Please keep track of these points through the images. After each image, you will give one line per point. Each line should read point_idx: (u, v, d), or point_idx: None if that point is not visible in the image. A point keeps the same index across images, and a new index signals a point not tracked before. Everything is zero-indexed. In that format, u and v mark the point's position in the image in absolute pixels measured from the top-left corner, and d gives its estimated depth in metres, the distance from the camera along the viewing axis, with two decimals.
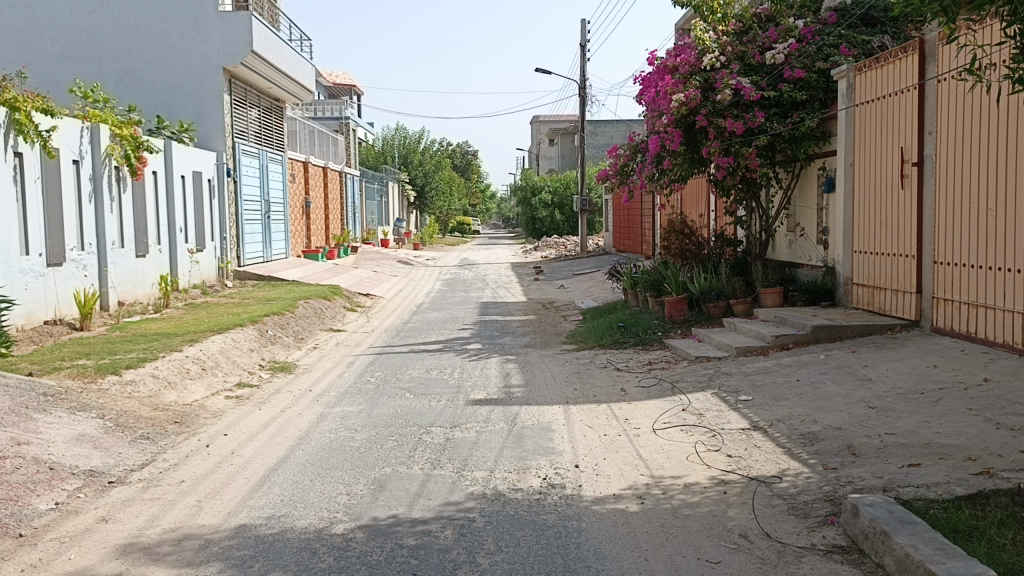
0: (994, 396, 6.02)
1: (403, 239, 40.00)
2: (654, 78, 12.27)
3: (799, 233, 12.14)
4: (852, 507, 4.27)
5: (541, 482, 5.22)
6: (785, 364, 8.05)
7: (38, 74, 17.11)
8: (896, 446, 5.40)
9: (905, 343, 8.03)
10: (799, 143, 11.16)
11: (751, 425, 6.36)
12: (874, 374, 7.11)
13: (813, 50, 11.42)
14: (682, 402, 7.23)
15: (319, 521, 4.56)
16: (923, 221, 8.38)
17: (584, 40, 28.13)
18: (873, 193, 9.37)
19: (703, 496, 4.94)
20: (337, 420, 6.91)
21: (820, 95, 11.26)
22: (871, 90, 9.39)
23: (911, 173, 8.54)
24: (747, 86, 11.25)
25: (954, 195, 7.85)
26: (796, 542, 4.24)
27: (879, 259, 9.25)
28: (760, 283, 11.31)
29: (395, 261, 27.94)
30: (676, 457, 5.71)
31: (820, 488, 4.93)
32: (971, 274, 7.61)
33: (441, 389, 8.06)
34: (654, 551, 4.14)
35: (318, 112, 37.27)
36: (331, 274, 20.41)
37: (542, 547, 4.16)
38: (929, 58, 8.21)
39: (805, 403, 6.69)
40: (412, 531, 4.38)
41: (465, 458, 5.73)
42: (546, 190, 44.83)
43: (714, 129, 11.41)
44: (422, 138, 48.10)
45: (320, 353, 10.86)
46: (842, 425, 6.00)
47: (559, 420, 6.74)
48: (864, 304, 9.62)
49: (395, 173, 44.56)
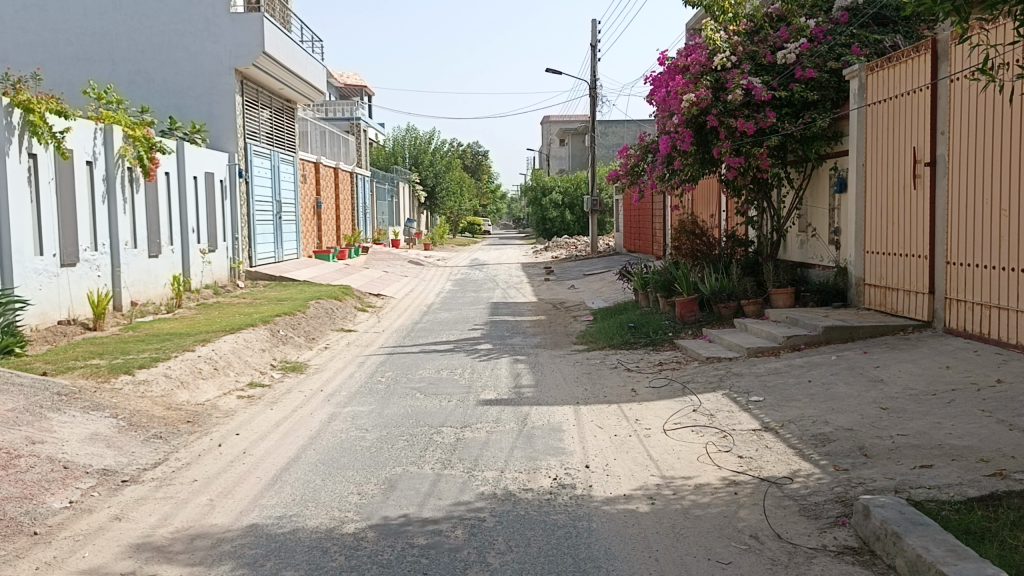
0: (1006, 397, 5.98)
1: (412, 240, 40.06)
2: (664, 78, 12.27)
3: (810, 234, 12.11)
4: (863, 508, 4.26)
5: (552, 482, 5.22)
6: (796, 365, 8.03)
7: (52, 76, 17.22)
8: (908, 447, 5.38)
9: (917, 344, 7.99)
10: (811, 144, 11.13)
11: (761, 426, 6.34)
12: (885, 375, 7.08)
13: (824, 49, 11.34)
14: (693, 403, 7.22)
15: (330, 520, 4.58)
16: (935, 221, 8.34)
17: (595, 41, 28.12)
18: (885, 193, 9.33)
19: (714, 497, 4.94)
20: (347, 420, 6.93)
21: (831, 94, 11.20)
22: (883, 89, 9.34)
23: (923, 173, 8.51)
24: (757, 86, 11.19)
25: (967, 195, 7.81)
26: (807, 543, 4.23)
27: (891, 260, 9.20)
28: (772, 283, 11.26)
29: (406, 261, 27.98)
30: (686, 458, 5.70)
31: (831, 489, 4.92)
32: (983, 275, 7.58)
33: (451, 389, 8.08)
34: (665, 551, 4.14)
35: (331, 113, 37.40)
36: (341, 274, 20.47)
37: (551, 547, 4.16)
38: (942, 58, 8.16)
39: (816, 404, 6.67)
40: (422, 531, 4.40)
41: (475, 458, 5.74)
42: (556, 190, 44.73)
43: (724, 129, 11.37)
44: (432, 138, 48.16)
45: (330, 353, 10.89)
46: (853, 426, 5.98)
47: (570, 420, 6.75)
48: (876, 304, 9.58)
49: (405, 174, 44.60)
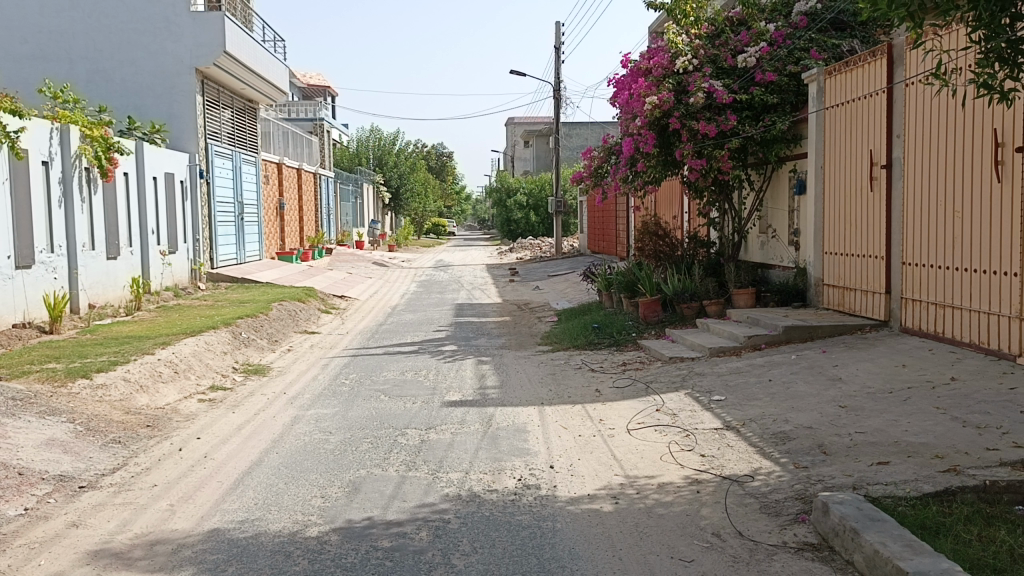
0: (960, 395, 6.13)
1: (376, 241, 39.84)
2: (627, 81, 12.36)
3: (770, 235, 12.27)
4: (822, 505, 4.33)
5: (517, 483, 5.24)
6: (757, 364, 8.14)
7: (6, 73, 16.83)
8: (865, 444, 5.48)
9: (874, 343, 8.15)
10: (771, 146, 11.32)
11: (723, 425, 6.42)
12: (843, 374, 7.21)
13: (784, 53, 11.53)
14: (656, 403, 7.28)
15: (293, 523, 4.54)
16: (891, 222, 8.52)
17: (559, 43, 28.23)
18: (843, 195, 9.50)
19: (677, 495, 4.99)
20: (310, 423, 6.87)
21: (791, 97, 11.43)
22: (841, 92, 9.51)
23: (880, 176, 8.68)
24: (719, 88, 11.32)
25: (923, 197, 7.98)
26: (767, 540, 4.29)
27: (849, 260, 9.37)
28: (733, 284, 11.40)
29: (370, 263, 27.81)
30: (649, 457, 5.75)
31: (791, 486, 5.00)
32: (938, 275, 7.75)
33: (416, 391, 8.06)
34: (628, 550, 4.18)
35: (293, 113, 37.01)
36: (304, 275, 20.29)
37: (516, 548, 4.17)
38: (897, 62, 8.33)
39: (776, 403, 6.77)
40: (387, 533, 4.38)
41: (440, 460, 5.73)
42: (520, 192, 44.79)
43: (687, 131, 11.48)
44: (396, 139, 47.95)
45: (294, 355, 10.78)
46: (813, 424, 6.08)
47: (534, 420, 6.78)
48: (834, 304, 9.75)
49: (370, 176, 44.36)
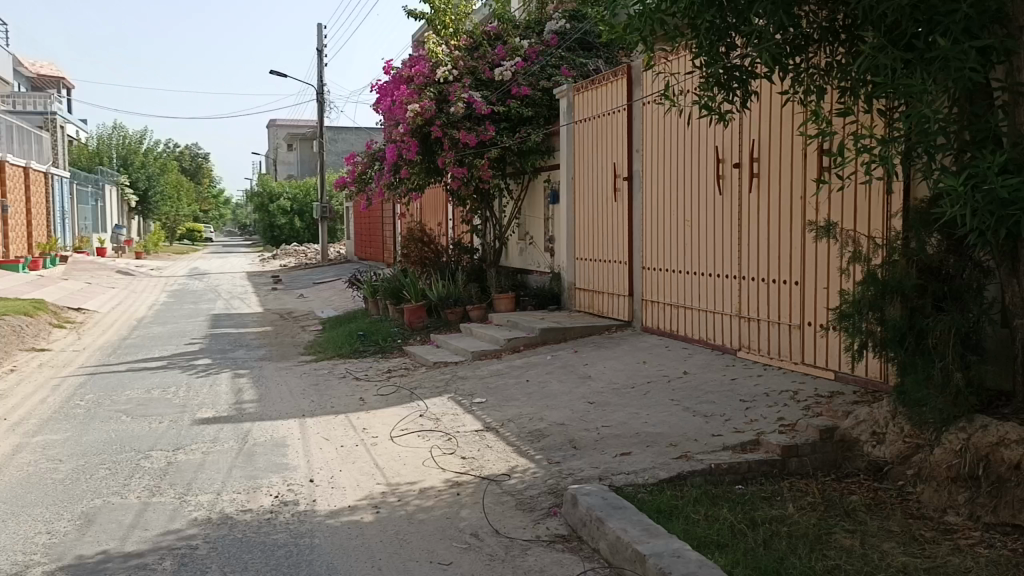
0: (691, 387, 6.76)
1: (124, 248, 36.68)
2: (389, 87, 12.36)
3: (529, 242, 12.81)
4: (571, 498, 4.58)
5: (273, 500, 5.03)
6: (516, 366, 8.47)
7: None
8: (611, 437, 5.88)
9: (619, 342, 8.78)
10: (527, 157, 11.79)
11: (483, 427, 6.60)
12: (593, 372, 7.70)
13: (537, 69, 12.13)
14: (419, 408, 7.34)
15: (9, 567, 4.03)
16: (633, 230, 9.22)
17: (320, 46, 27.69)
18: (591, 203, 10.16)
19: (437, 499, 5.05)
20: (35, 452, 6.15)
21: (544, 111, 12.04)
22: (587, 107, 10.16)
23: (622, 187, 9.37)
24: (478, 99, 11.66)
25: (658, 207, 8.73)
26: (522, 536, 4.46)
27: (597, 265, 10.03)
28: (495, 289, 11.79)
29: (114, 272, 25.53)
30: (411, 464, 5.77)
31: (544, 482, 5.24)
32: (672, 278, 8.51)
33: (163, 410, 7.49)
34: (387, 559, 4.15)
35: (18, 106, 32.94)
36: (32, 287, 18.18)
37: (271, 568, 4.00)
38: (635, 82, 9.06)
39: (533, 402, 7.07)
40: (124, 567, 4.02)
41: (188, 482, 5.37)
42: (284, 197, 43.26)
43: (449, 140, 11.73)
44: (146, 138, 44.47)
45: (17, 377, 9.60)
46: (565, 420, 6.42)
47: (294, 434, 6.56)
48: (585, 306, 10.39)
49: (115, 177, 40.75)
